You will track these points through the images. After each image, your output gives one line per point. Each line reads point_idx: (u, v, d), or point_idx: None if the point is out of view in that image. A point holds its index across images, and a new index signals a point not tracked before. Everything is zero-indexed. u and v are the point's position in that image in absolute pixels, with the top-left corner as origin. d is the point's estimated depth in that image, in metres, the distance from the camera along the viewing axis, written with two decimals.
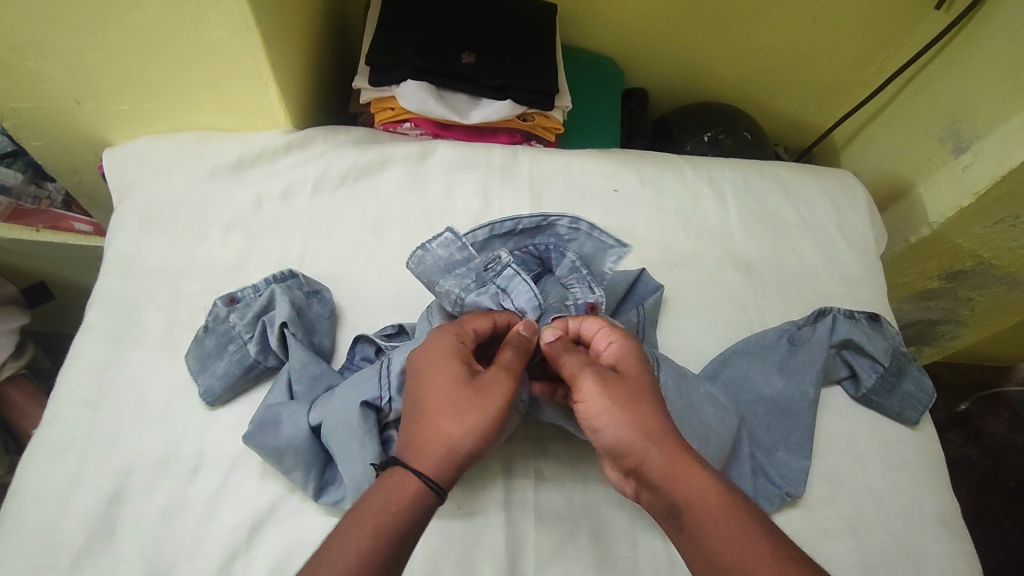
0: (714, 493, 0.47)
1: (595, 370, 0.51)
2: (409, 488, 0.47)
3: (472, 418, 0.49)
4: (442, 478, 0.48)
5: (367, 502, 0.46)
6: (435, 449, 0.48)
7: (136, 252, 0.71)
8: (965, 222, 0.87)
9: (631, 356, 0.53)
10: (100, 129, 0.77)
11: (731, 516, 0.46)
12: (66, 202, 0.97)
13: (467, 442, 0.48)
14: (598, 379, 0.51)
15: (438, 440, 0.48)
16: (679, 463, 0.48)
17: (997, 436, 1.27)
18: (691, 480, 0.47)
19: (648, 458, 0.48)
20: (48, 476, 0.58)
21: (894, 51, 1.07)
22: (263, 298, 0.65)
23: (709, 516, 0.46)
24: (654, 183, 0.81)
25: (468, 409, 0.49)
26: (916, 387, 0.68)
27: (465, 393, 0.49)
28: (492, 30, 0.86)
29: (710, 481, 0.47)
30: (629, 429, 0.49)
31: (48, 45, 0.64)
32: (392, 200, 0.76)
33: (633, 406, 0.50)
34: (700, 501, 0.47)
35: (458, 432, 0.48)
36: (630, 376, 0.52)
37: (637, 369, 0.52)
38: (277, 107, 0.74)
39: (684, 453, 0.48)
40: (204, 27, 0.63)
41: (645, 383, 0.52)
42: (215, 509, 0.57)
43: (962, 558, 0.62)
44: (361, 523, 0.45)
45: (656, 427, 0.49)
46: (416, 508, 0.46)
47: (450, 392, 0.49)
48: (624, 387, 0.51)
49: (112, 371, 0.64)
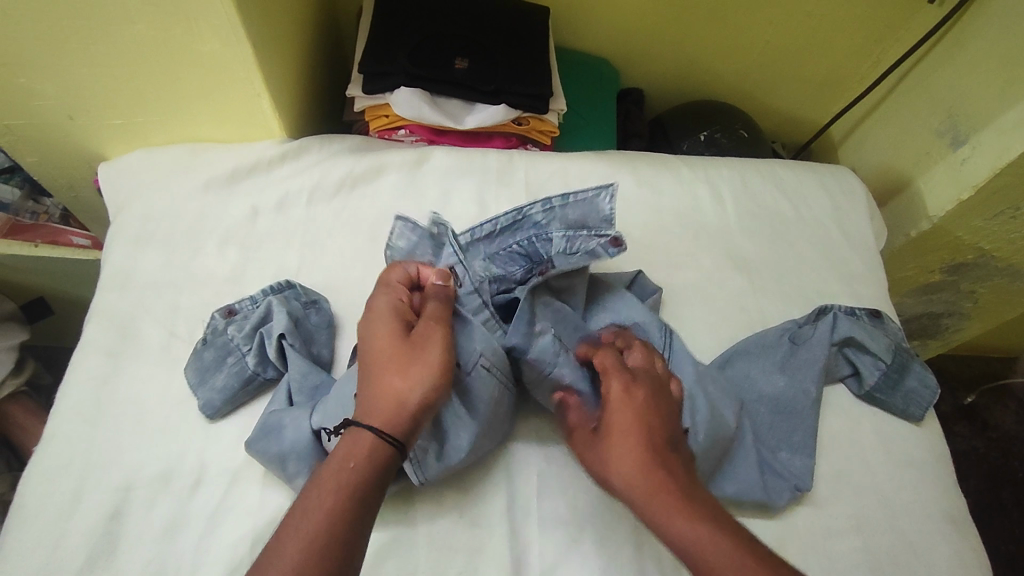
0: (709, 531, 0.47)
1: (583, 436, 0.56)
2: (367, 450, 0.47)
3: (431, 383, 0.51)
4: (398, 436, 0.49)
5: (325, 471, 0.47)
6: (389, 410, 0.49)
7: (133, 267, 0.70)
8: (965, 215, 0.86)
9: (624, 406, 0.55)
10: (94, 143, 0.77)
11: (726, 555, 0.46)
12: (64, 217, 0.96)
13: (420, 398, 0.50)
14: (586, 445, 0.56)
15: (390, 398, 0.50)
16: (661, 505, 0.49)
17: (1004, 428, 1.26)
18: (683, 524, 0.48)
19: (635, 507, 0.51)
20: (49, 493, 0.58)
21: (889, 45, 1.06)
22: (259, 310, 0.65)
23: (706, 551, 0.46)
24: (651, 184, 0.81)
25: (429, 379, 0.51)
26: (920, 384, 0.68)
27: (404, 353, 0.52)
28: (483, 35, 0.86)
29: (702, 522, 0.48)
30: (616, 481, 0.52)
31: (39, 61, 0.64)
32: (388, 207, 0.76)
33: (617, 461, 0.53)
34: (694, 540, 0.47)
35: (409, 387, 0.50)
36: (610, 425, 0.55)
37: (616, 418, 0.55)
38: (271, 118, 0.74)
39: (667, 497, 0.49)
40: (196, 41, 0.63)
41: (631, 428, 0.54)
42: (217, 522, 0.57)
43: (970, 555, 0.62)
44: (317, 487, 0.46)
45: (641, 480, 0.51)
46: (373, 470, 0.47)
47: (420, 366, 0.52)
48: (608, 441, 0.54)
49: (111, 387, 0.63)
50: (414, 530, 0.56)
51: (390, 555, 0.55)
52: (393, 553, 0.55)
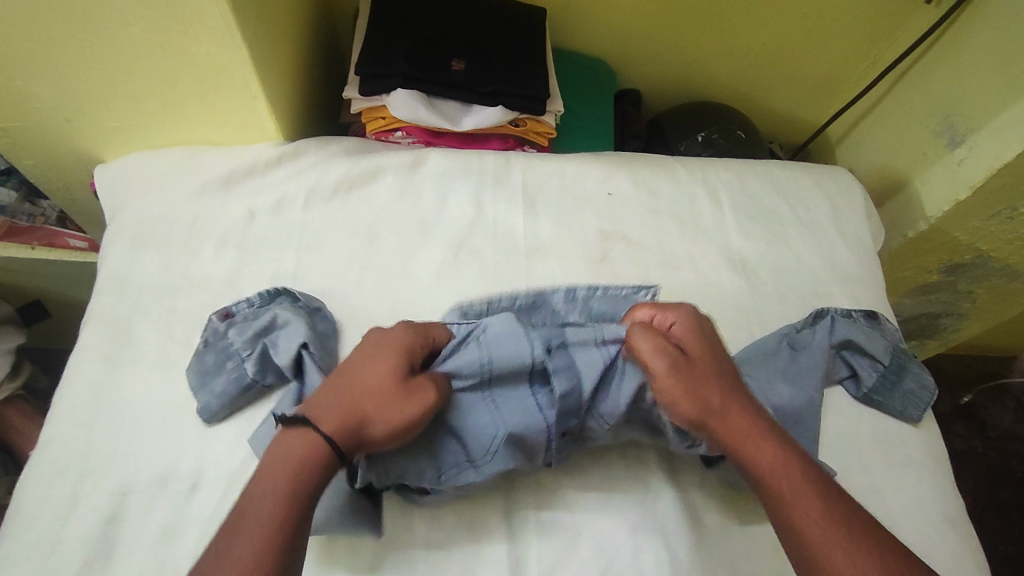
0: (785, 455, 0.52)
1: (667, 357, 0.55)
2: (318, 466, 0.48)
3: (374, 394, 0.51)
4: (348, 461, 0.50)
5: (276, 475, 0.47)
6: (350, 437, 0.50)
7: (130, 270, 0.70)
8: (962, 216, 0.86)
9: (702, 346, 0.57)
10: (90, 146, 0.77)
11: (805, 486, 0.50)
12: (61, 219, 0.96)
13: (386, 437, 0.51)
14: (672, 366, 0.54)
15: (356, 426, 0.50)
16: (752, 438, 0.52)
17: (1001, 427, 1.26)
18: (768, 456, 0.52)
19: (721, 439, 0.53)
20: (46, 498, 0.58)
21: (886, 45, 1.06)
22: (264, 316, 0.64)
23: (783, 473, 0.51)
24: (648, 185, 0.81)
25: (375, 390, 0.51)
26: (918, 385, 0.68)
27: (388, 388, 0.52)
28: (480, 37, 0.86)
29: (775, 448, 0.52)
30: (703, 406, 0.53)
31: (35, 63, 0.64)
32: (385, 210, 0.75)
33: (708, 390, 0.54)
34: (773, 468, 0.51)
35: (380, 423, 0.51)
36: (696, 359, 0.56)
37: (701, 352, 0.57)
38: (267, 120, 0.74)
39: (756, 431, 0.53)
40: (191, 43, 0.63)
41: (714, 363, 0.56)
42: (214, 527, 0.57)
43: (968, 556, 0.62)
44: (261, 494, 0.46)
45: (731, 413, 0.53)
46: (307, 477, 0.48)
47: (369, 379, 0.52)
48: (696, 372, 0.55)
49: (107, 390, 0.63)
50: (412, 535, 0.56)
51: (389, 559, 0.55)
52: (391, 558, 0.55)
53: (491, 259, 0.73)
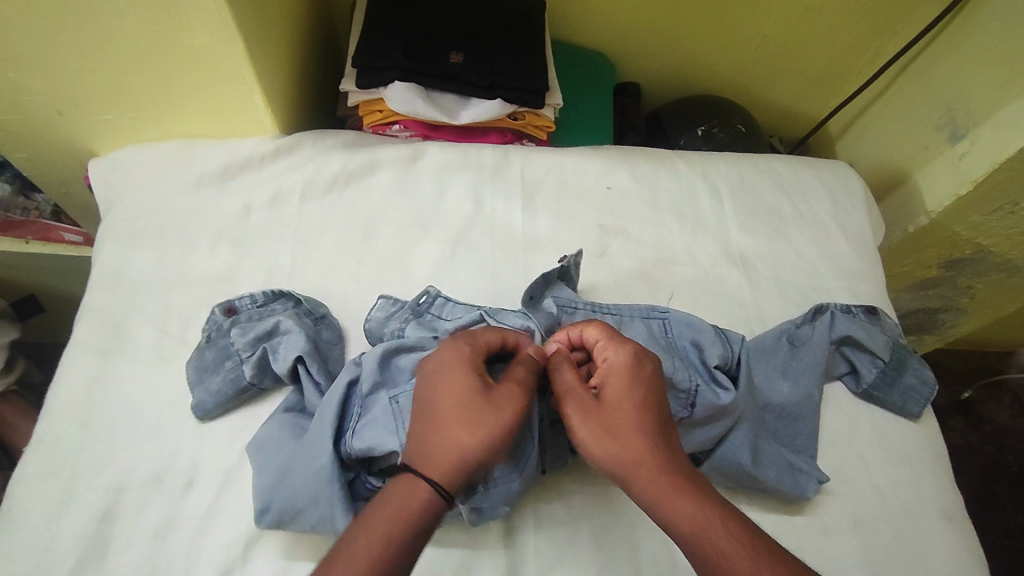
0: (706, 507, 0.46)
1: (576, 399, 0.51)
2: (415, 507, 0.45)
3: (461, 416, 0.48)
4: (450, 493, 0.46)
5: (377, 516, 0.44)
6: (445, 464, 0.46)
7: (124, 265, 0.70)
8: (962, 211, 0.86)
9: (634, 374, 0.51)
10: (84, 139, 0.76)
11: (710, 539, 0.45)
12: (56, 213, 0.94)
13: (477, 458, 0.47)
14: (579, 409, 0.50)
15: (451, 454, 0.46)
16: (662, 488, 0.47)
17: (998, 422, 1.27)
18: (677, 508, 0.46)
19: (637, 490, 0.48)
20: (39, 495, 0.57)
21: (889, 38, 1.05)
22: (270, 321, 0.63)
23: (703, 529, 0.45)
24: (648, 179, 0.80)
25: (460, 416, 0.48)
26: (918, 380, 0.67)
27: (471, 405, 0.48)
28: (479, 29, 0.85)
29: (695, 501, 0.46)
30: (613, 449, 0.48)
31: (26, 55, 0.63)
32: (382, 204, 0.75)
33: (619, 431, 0.49)
34: (686, 520, 0.45)
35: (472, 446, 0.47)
36: (611, 396, 0.51)
37: (620, 388, 0.51)
38: (263, 113, 0.73)
39: (671, 478, 0.47)
40: (185, 34, 0.62)
41: (638, 396, 0.50)
42: (209, 524, 0.56)
43: (967, 553, 0.61)
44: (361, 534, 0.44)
45: (646, 455, 0.48)
46: (419, 520, 0.45)
47: (454, 404, 0.48)
48: (609, 412, 0.50)
49: (102, 386, 0.63)
50: None
51: None
52: None
53: (489, 253, 0.73)
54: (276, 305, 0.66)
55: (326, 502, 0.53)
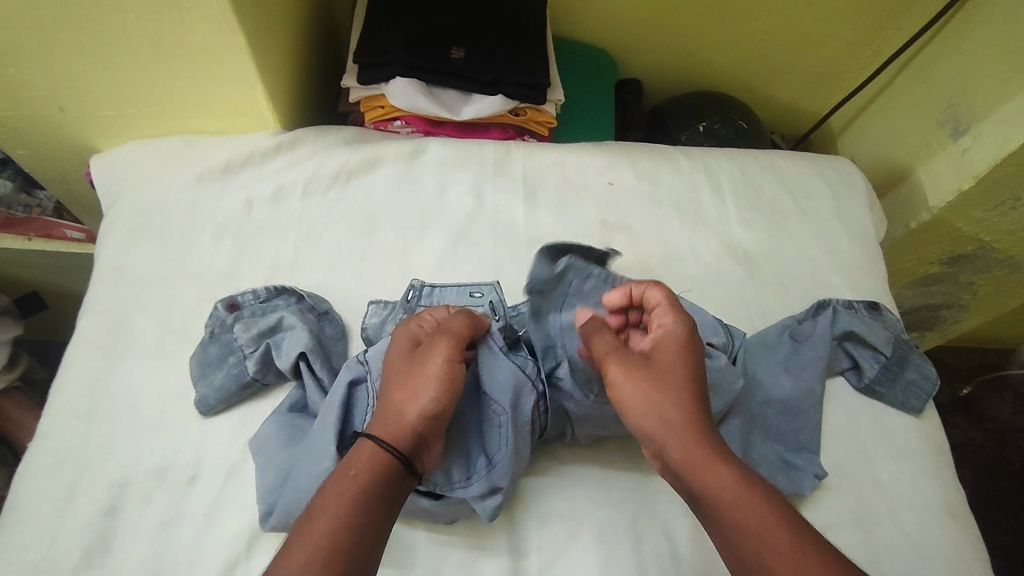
0: (741, 483, 0.46)
1: (622, 358, 0.53)
2: (370, 460, 0.47)
3: (394, 379, 0.52)
4: (400, 446, 0.48)
5: (333, 474, 0.47)
6: (390, 421, 0.49)
7: (127, 261, 0.70)
8: (964, 206, 0.86)
9: (688, 344, 0.53)
10: (86, 135, 0.76)
11: (750, 503, 0.45)
12: (58, 210, 0.93)
13: (419, 408, 0.49)
14: (624, 369, 0.52)
15: (393, 413, 0.49)
16: (699, 455, 0.47)
17: (1000, 419, 1.27)
18: (721, 473, 0.46)
19: (673, 454, 0.48)
20: (43, 489, 0.57)
21: (891, 33, 1.05)
22: (273, 317, 0.64)
23: (737, 504, 0.45)
24: (650, 175, 0.80)
25: (396, 377, 0.52)
26: (919, 375, 0.68)
27: (408, 367, 0.52)
28: (480, 24, 0.85)
29: (732, 472, 0.46)
30: (659, 406, 0.50)
31: (28, 51, 0.63)
32: (384, 200, 0.75)
33: (670, 390, 0.50)
34: (718, 491, 0.46)
35: (410, 398, 0.50)
36: (660, 362, 0.52)
37: (673, 355, 0.52)
38: (265, 108, 0.73)
39: (714, 442, 0.48)
40: (187, 30, 0.62)
41: (688, 365, 0.52)
42: (212, 518, 0.57)
43: (969, 548, 0.61)
44: (321, 496, 0.45)
45: (693, 416, 0.49)
46: (373, 473, 0.46)
47: (391, 372, 0.52)
48: (660, 372, 0.51)
49: (105, 382, 0.63)
50: (412, 526, 0.56)
51: (390, 550, 0.55)
52: (392, 547, 0.55)
53: (491, 249, 0.73)
54: (279, 301, 0.66)
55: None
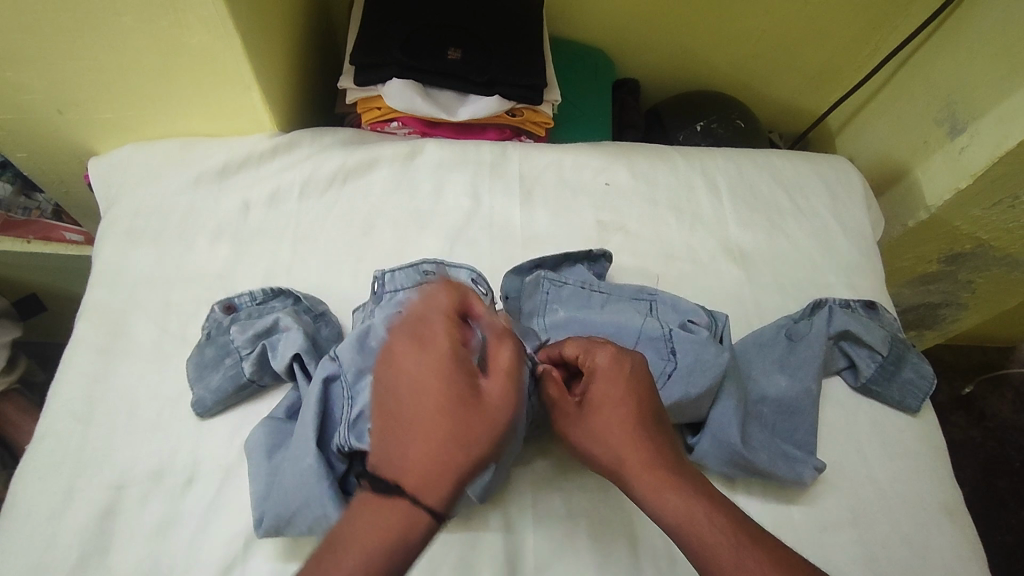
0: (695, 507, 0.45)
1: (563, 412, 0.53)
2: (411, 521, 0.42)
3: (453, 434, 0.44)
4: (446, 505, 0.43)
5: (366, 531, 0.41)
6: (439, 475, 0.43)
7: (124, 263, 0.70)
8: (963, 205, 0.86)
9: (615, 376, 0.51)
10: (84, 138, 0.76)
11: (705, 527, 0.45)
12: (57, 212, 0.93)
13: (472, 463, 0.43)
14: (567, 419, 0.52)
15: (443, 462, 0.43)
16: (647, 485, 0.47)
17: (999, 417, 1.26)
18: (664, 499, 0.46)
19: (627, 489, 0.48)
20: (41, 492, 0.58)
21: (889, 32, 1.05)
22: (269, 319, 0.64)
23: (687, 528, 0.45)
24: (647, 176, 0.80)
25: (449, 415, 0.44)
26: (916, 374, 0.68)
27: (461, 404, 0.45)
28: (477, 26, 0.85)
29: (678, 496, 0.46)
30: (600, 447, 0.50)
31: (25, 55, 0.63)
32: (381, 201, 0.75)
33: (605, 435, 0.49)
34: (668, 517, 0.46)
35: (465, 450, 0.43)
36: (595, 400, 0.51)
37: (603, 391, 0.51)
38: (261, 110, 0.73)
39: (659, 473, 0.47)
40: (183, 32, 0.62)
41: (621, 396, 0.50)
42: (210, 519, 0.57)
43: (966, 547, 0.61)
44: (363, 566, 0.40)
45: (632, 453, 0.48)
46: (419, 543, 0.42)
47: (451, 417, 0.44)
48: (592, 419, 0.50)
49: (103, 384, 0.63)
50: None
51: None
52: None
53: (488, 250, 0.73)
54: (275, 303, 0.66)
55: (318, 501, 0.53)
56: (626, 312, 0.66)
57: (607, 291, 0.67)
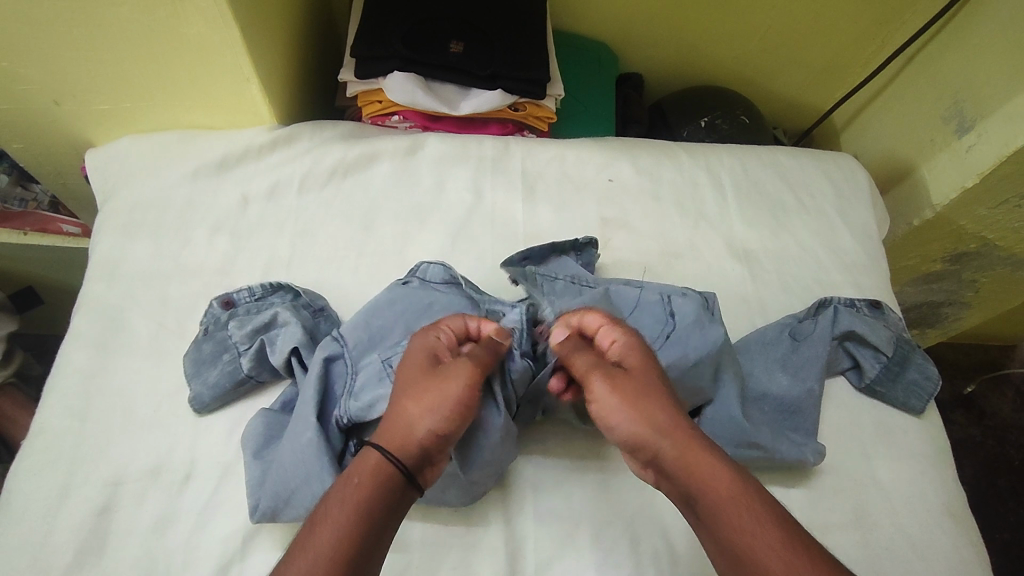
0: (738, 485, 0.45)
1: (602, 372, 0.51)
2: (372, 470, 0.45)
3: (411, 400, 0.48)
4: (402, 459, 0.46)
5: (336, 483, 0.45)
6: (394, 434, 0.47)
7: (122, 257, 0.69)
8: (969, 204, 0.85)
9: (647, 354, 0.53)
10: (81, 130, 0.75)
11: (746, 502, 0.44)
12: (54, 204, 0.94)
13: (426, 426, 0.47)
14: (606, 378, 0.51)
15: (400, 424, 0.47)
16: (693, 452, 0.47)
17: (1001, 416, 1.26)
18: (712, 468, 0.46)
19: (667, 454, 0.47)
20: (36, 488, 0.57)
21: (894, 28, 1.03)
22: (267, 314, 0.63)
23: (730, 502, 0.44)
24: (650, 172, 0.79)
25: (408, 388, 0.49)
26: (921, 376, 0.67)
27: (422, 380, 0.50)
28: (479, 18, 0.84)
29: (726, 467, 0.46)
30: (637, 409, 0.49)
31: (19, 44, 0.62)
32: (381, 196, 0.74)
33: (652, 397, 0.49)
34: (713, 485, 0.45)
35: (417, 413, 0.48)
36: (633, 370, 0.52)
37: (643, 363, 0.52)
38: (261, 103, 0.72)
39: (702, 444, 0.47)
40: (180, 22, 0.61)
41: (657, 373, 0.52)
42: (208, 517, 0.56)
43: (970, 549, 0.61)
44: (326, 502, 0.44)
45: (676, 420, 0.48)
46: (379, 488, 0.45)
47: (405, 384, 0.50)
48: (636, 381, 0.50)
49: (99, 380, 0.62)
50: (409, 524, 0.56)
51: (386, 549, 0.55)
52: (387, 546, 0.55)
53: (490, 246, 0.72)
54: (274, 298, 0.65)
55: (317, 477, 0.53)
56: (619, 288, 0.64)
57: (596, 283, 0.66)
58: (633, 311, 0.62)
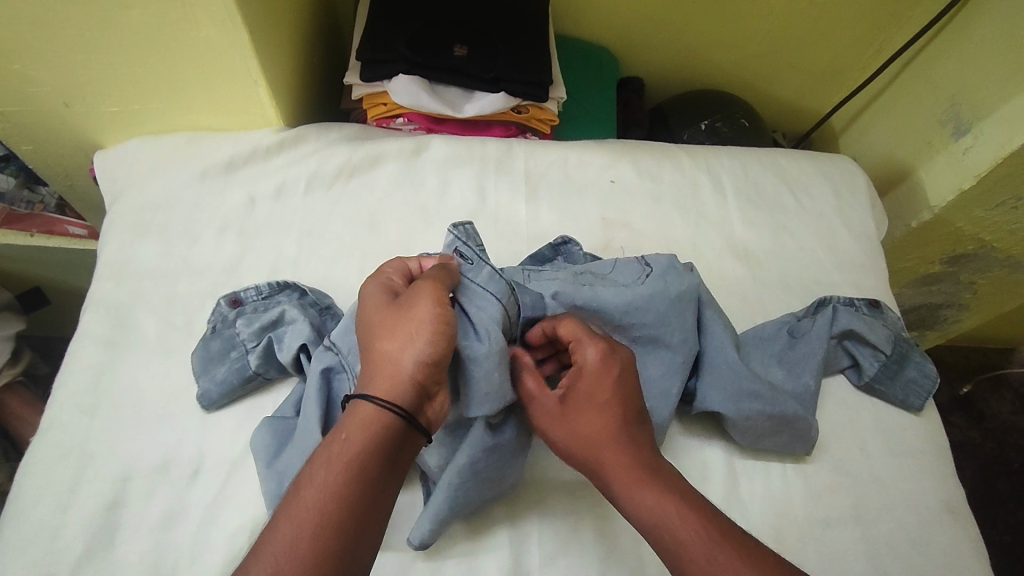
0: (672, 505, 0.46)
1: (545, 399, 0.52)
2: (365, 422, 0.44)
3: (385, 339, 0.47)
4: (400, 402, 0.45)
5: (322, 443, 0.44)
6: (383, 379, 0.46)
7: (130, 256, 0.70)
8: (967, 206, 0.86)
9: (604, 375, 0.51)
10: (90, 131, 0.76)
11: (676, 519, 0.45)
12: (60, 206, 0.95)
13: (414, 358, 0.46)
14: (546, 409, 0.52)
15: (386, 366, 0.46)
16: (624, 476, 0.48)
17: (1000, 418, 1.27)
18: (642, 497, 0.47)
19: (604, 480, 0.49)
20: (47, 484, 0.58)
21: (890, 34, 1.05)
22: (275, 312, 0.64)
23: (660, 524, 0.46)
24: (652, 173, 0.80)
25: (380, 331, 0.48)
26: (919, 373, 0.68)
27: (390, 319, 0.49)
28: (483, 22, 0.85)
29: (661, 491, 0.47)
30: (572, 445, 0.51)
31: (32, 46, 0.63)
32: (386, 197, 0.75)
33: (591, 432, 0.50)
34: (642, 508, 0.47)
35: (400, 350, 0.47)
36: (576, 397, 0.51)
37: (589, 387, 0.51)
38: (268, 106, 0.74)
39: (635, 472, 0.48)
40: (190, 26, 0.62)
41: (608, 398, 0.51)
42: (216, 512, 0.57)
43: (968, 545, 0.62)
44: (313, 461, 0.43)
45: (608, 451, 0.49)
46: (371, 438, 0.44)
47: (376, 329, 0.49)
48: (574, 411, 0.51)
49: (108, 377, 0.63)
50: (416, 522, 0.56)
51: (391, 546, 0.55)
52: (393, 545, 0.55)
53: (493, 245, 0.73)
54: (281, 297, 0.66)
55: None
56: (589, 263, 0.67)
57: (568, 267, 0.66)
58: (610, 268, 0.65)
